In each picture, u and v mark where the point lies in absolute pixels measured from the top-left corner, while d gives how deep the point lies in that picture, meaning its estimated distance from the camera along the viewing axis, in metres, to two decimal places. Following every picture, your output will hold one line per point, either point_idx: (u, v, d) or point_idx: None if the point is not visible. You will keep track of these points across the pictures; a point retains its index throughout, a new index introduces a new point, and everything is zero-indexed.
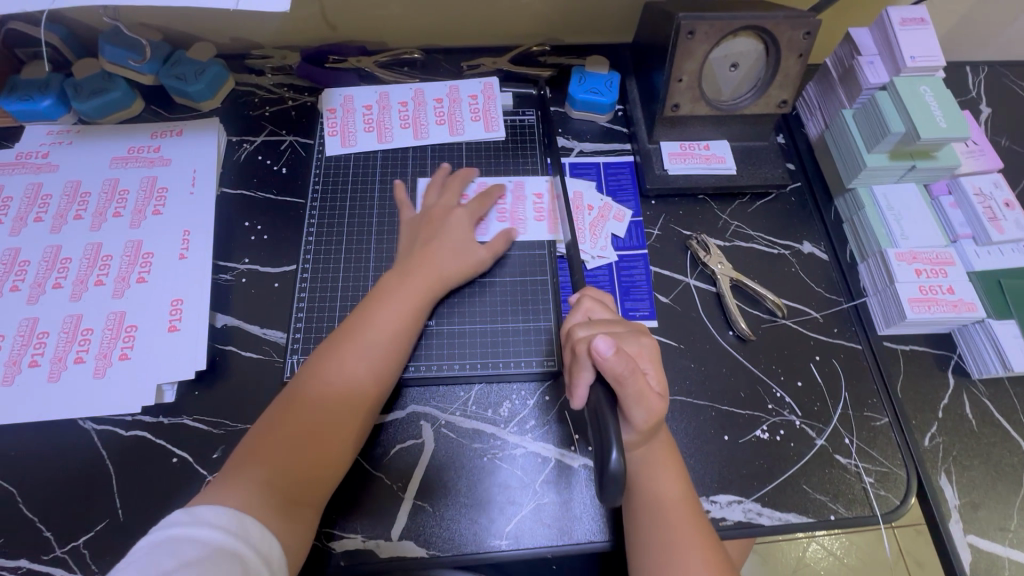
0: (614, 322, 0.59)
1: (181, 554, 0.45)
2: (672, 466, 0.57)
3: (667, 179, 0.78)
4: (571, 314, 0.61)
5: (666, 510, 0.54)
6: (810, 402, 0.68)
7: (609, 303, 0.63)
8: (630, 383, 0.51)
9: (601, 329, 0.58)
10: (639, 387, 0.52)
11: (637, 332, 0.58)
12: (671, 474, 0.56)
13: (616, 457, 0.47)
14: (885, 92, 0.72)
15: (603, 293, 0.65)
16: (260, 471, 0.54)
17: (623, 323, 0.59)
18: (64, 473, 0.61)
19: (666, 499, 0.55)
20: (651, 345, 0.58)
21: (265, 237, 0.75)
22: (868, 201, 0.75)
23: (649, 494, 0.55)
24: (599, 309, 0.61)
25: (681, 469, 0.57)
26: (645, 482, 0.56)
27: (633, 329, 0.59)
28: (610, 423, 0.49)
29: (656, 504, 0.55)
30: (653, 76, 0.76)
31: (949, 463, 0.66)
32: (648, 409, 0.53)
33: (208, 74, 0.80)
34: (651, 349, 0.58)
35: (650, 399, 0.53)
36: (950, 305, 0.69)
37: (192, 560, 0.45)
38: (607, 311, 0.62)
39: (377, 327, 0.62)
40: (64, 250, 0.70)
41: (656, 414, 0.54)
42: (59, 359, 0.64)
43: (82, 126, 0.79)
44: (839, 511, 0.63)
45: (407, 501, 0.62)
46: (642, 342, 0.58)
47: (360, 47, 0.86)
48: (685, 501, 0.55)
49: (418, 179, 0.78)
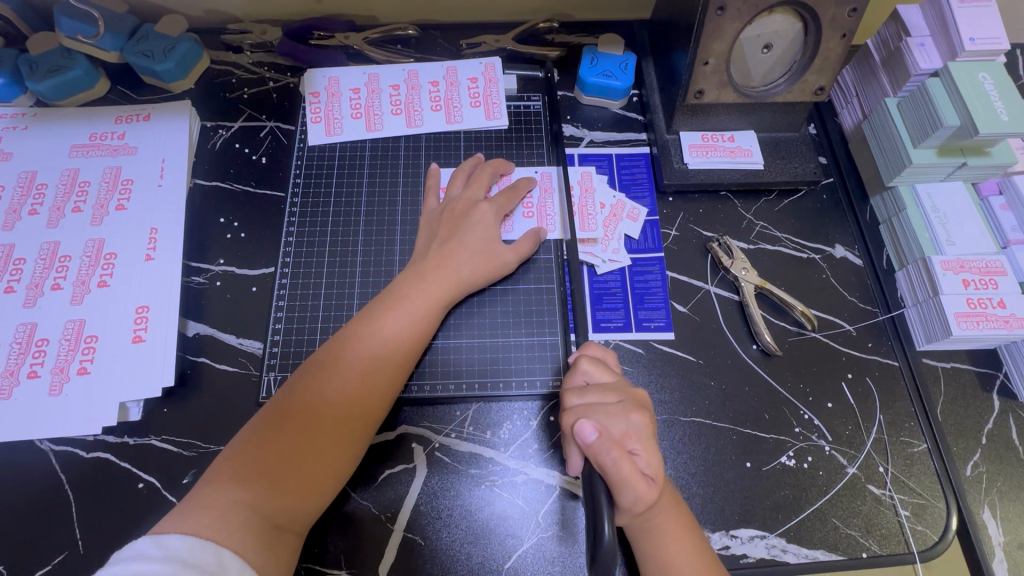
0: (610, 391, 0.54)
1: None
2: (688, 541, 0.51)
3: (686, 174, 0.71)
4: (569, 377, 0.56)
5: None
6: (841, 426, 0.62)
7: (611, 364, 0.57)
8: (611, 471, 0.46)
9: (595, 401, 0.53)
10: (622, 473, 0.47)
11: (629, 406, 0.53)
12: (681, 547, 0.50)
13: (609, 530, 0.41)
14: (938, 79, 0.64)
15: (606, 349, 0.59)
16: (242, 491, 0.48)
17: (617, 392, 0.54)
18: (18, 502, 0.55)
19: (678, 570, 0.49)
20: (641, 423, 0.52)
21: (242, 235, 0.68)
22: (910, 201, 0.67)
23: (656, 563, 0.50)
24: (599, 373, 0.55)
25: (689, 528, 0.52)
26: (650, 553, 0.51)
27: (628, 404, 0.53)
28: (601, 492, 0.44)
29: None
30: (674, 58, 0.68)
31: (993, 495, 0.60)
32: (635, 493, 0.47)
33: (179, 51, 0.72)
34: (643, 427, 0.51)
35: (635, 484, 0.47)
36: (1002, 320, 0.62)
37: None
38: (608, 373, 0.56)
39: (385, 335, 0.56)
40: (17, 249, 0.63)
41: (645, 501, 0.47)
42: (10, 374, 0.58)
43: (40, 109, 0.71)
44: (872, 548, 0.57)
45: (396, 534, 0.56)
46: (631, 419, 0.52)
47: (348, 22, 0.77)
48: (701, 565, 0.50)
49: (443, 168, 0.71)
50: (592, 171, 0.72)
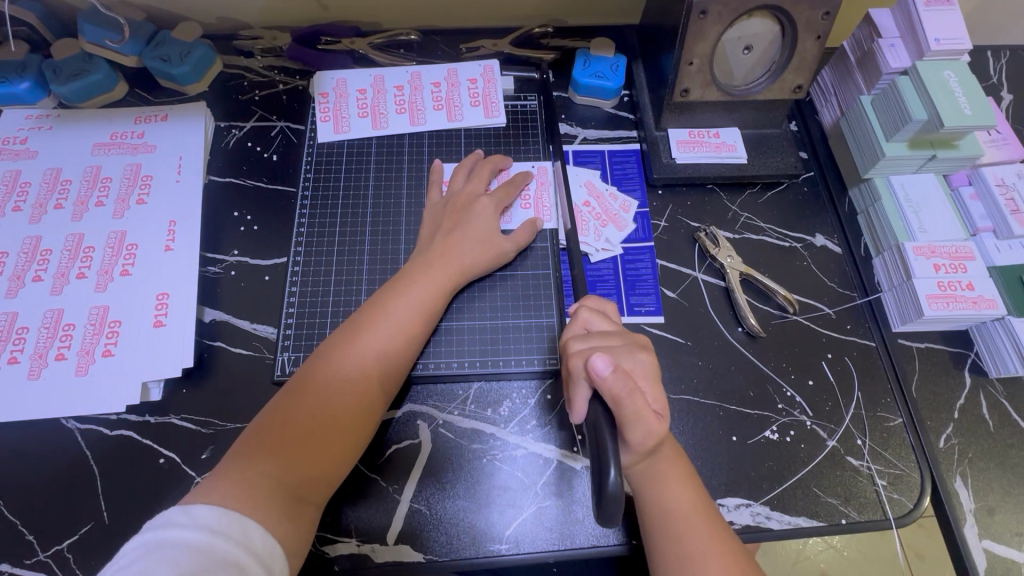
0: (611, 335, 0.57)
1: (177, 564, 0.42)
2: (681, 476, 0.55)
3: (674, 169, 0.75)
4: (570, 326, 0.60)
5: (676, 522, 0.52)
6: (821, 402, 0.65)
7: (611, 314, 0.61)
8: (628, 404, 0.50)
9: (599, 343, 0.56)
10: (636, 407, 0.50)
11: (633, 347, 0.56)
12: (676, 484, 0.54)
13: (615, 476, 0.45)
14: (907, 77, 0.69)
15: (605, 302, 0.62)
16: (266, 463, 0.51)
17: (620, 335, 0.57)
18: (47, 476, 0.59)
19: (676, 511, 0.53)
20: (647, 362, 0.55)
21: (255, 227, 0.72)
22: (884, 192, 0.72)
23: (656, 504, 0.53)
24: (599, 320, 0.59)
25: (689, 475, 0.55)
26: (649, 494, 0.54)
27: (631, 344, 0.57)
28: (607, 439, 0.48)
29: (665, 517, 0.53)
30: (662, 60, 0.73)
31: (964, 466, 0.64)
32: (646, 427, 0.51)
33: (194, 55, 0.76)
34: (648, 365, 0.55)
35: (646, 420, 0.51)
36: (970, 302, 0.66)
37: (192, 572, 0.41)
38: (607, 322, 0.59)
39: (395, 319, 0.60)
40: (44, 241, 0.67)
41: (655, 435, 0.51)
42: (39, 357, 0.61)
43: (62, 111, 0.75)
44: (851, 515, 0.61)
45: (403, 505, 0.59)
46: (637, 357, 0.55)
47: (354, 28, 0.82)
48: (699, 509, 0.53)
49: (446, 163, 0.75)
50: (595, 179, 0.76)
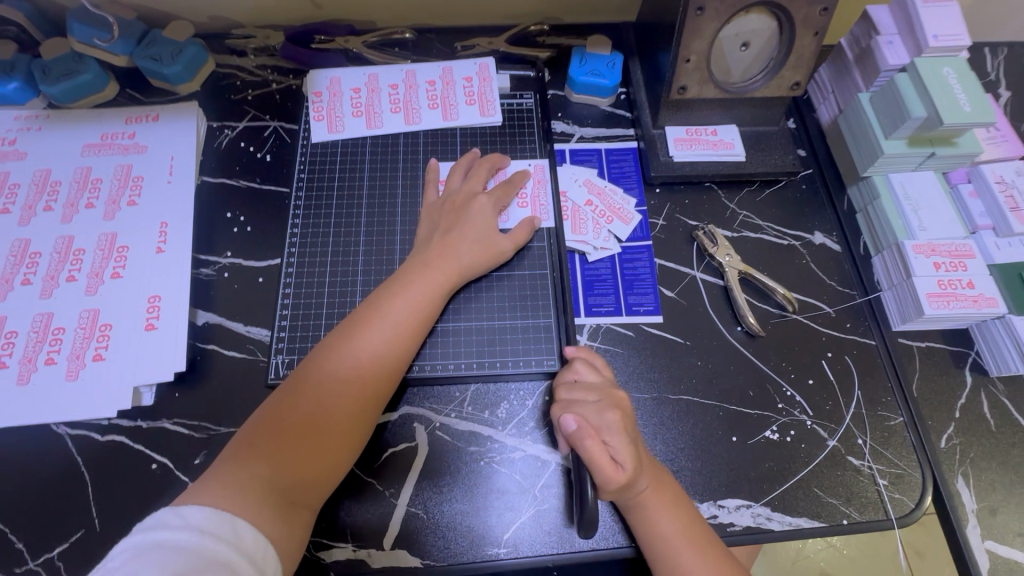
0: (592, 390, 0.58)
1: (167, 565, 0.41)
2: (671, 500, 0.55)
3: (672, 167, 0.74)
4: (559, 376, 0.61)
5: (666, 548, 0.54)
6: (822, 401, 0.65)
7: (600, 366, 0.61)
8: (582, 450, 0.53)
9: (580, 397, 0.58)
10: (593, 457, 0.53)
11: (606, 403, 0.57)
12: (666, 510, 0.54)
13: (579, 507, 0.49)
14: (906, 74, 0.68)
15: (594, 353, 0.62)
16: (260, 467, 0.50)
17: (598, 391, 0.58)
18: (37, 482, 0.58)
19: (667, 538, 0.54)
20: (617, 418, 0.56)
21: (248, 228, 0.71)
22: (883, 190, 0.71)
23: (646, 535, 0.54)
24: (587, 373, 0.60)
25: (674, 500, 0.55)
26: (640, 526, 0.55)
27: (606, 401, 0.57)
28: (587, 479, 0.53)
29: (655, 545, 0.54)
30: (659, 57, 0.72)
31: (966, 465, 0.63)
32: (604, 475, 0.52)
33: (186, 54, 0.76)
34: (616, 423, 0.55)
35: (603, 468, 0.53)
36: (970, 300, 0.65)
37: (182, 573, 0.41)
38: (595, 374, 0.60)
39: (392, 320, 0.59)
40: (33, 243, 0.65)
41: (614, 484, 0.52)
42: (28, 361, 0.60)
43: (52, 111, 0.74)
44: (852, 516, 0.60)
45: (400, 509, 0.59)
46: (606, 415, 0.56)
47: (348, 26, 0.81)
48: (688, 534, 0.54)
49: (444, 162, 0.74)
50: (594, 176, 0.75)
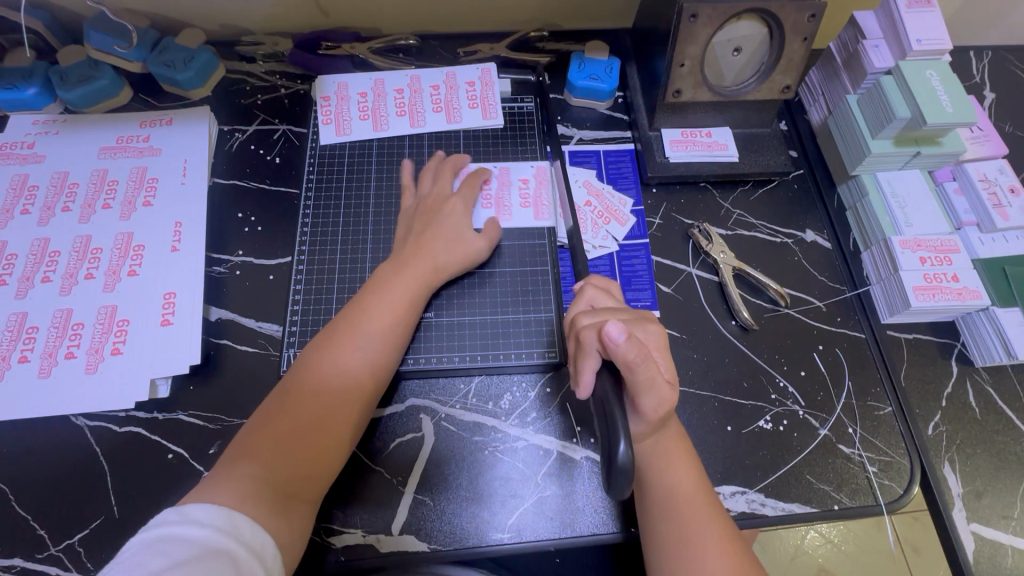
0: (620, 309, 0.59)
1: (172, 555, 0.43)
2: (683, 457, 0.56)
3: (668, 167, 0.77)
4: (575, 304, 0.61)
5: (679, 502, 0.53)
6: (813, 392, 0.67)
7: (615, 292, 0.63)
8: (641, 370, 0.50)
9: (606, 317, 0.57)
10: (650, 375, 0.51)
11: (642, 319, 0.58)
12: (680, 465, 0.55)
13: (624, 447, 0.46)
14: (892, 77, 0.71)
15: (609, 281, 0.64)
16: (257, 467, 0.52)
17: (630, 310, 0.59)
18: (57, 471, 0.60)
19: (680, 492, 0.54)
20: (658, 333, 0.57)
21: (259, 228, 0.73)
22: (871, 188, 0.74)
23: (663, 487, 0.54)
24: (604, 299, 0.61)
25: (693, 461, 0.57)
26: (657, 475, 0.55)
27: (640, 317, 0.58)
28: (617, 413, 0.49)
29: (670, 498, 0.54)
30: (654, 62, 0.75)
31: (953, 452, 0.66)
32: (658, 397, 0.52)
33: (198, 61, 0.78)
34: (658, 336, 0.57)
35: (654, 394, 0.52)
36: (955, 293, 0.68)
37: (185, 561, 0.43)
38: (611, 300, 0.61)
39: (371, 319, 0.61)
40: (52, 243, 0.68)
41: (667, 403, 0.53)
42: (49, 355, 0.63)
43: (68, 116, 0.76)
44: (843, 501, 0.62)
45: (407, 496, 0.61)
46: (648, 329, 0.57)
47: (354, 33, 0.84)
48: (701, 492, 0.55)
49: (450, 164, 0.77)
50: (593, 178, 0.78)
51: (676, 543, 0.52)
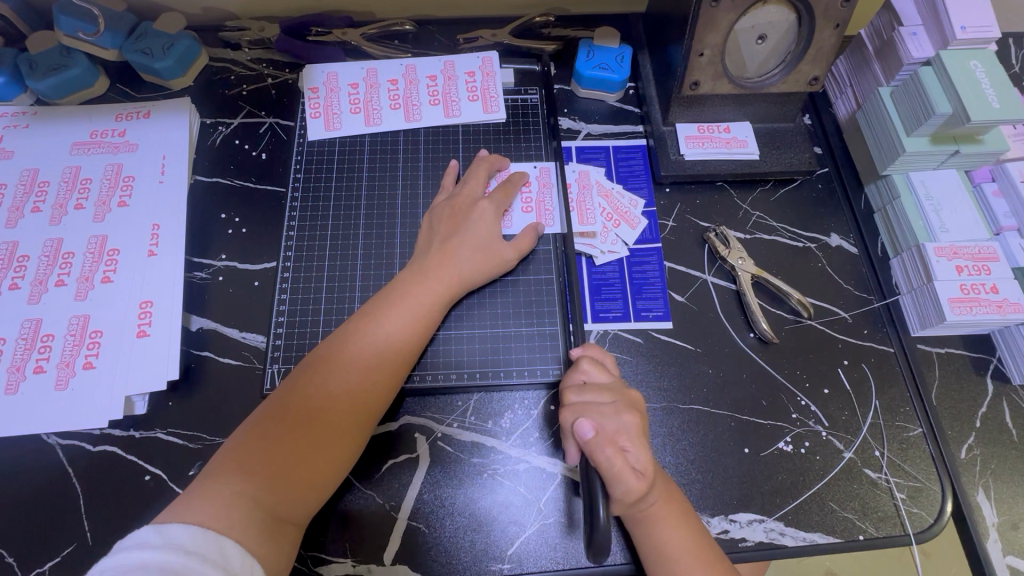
0: (603, 391, 0.55)
1: None
2: (676, 516, 0.52)
3: (683, 165, 0.71)
4: (569, 375, 0.57)
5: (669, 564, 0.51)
6: (837, 411, 0.63)
7: (609, 366, 0.58)
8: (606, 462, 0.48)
9: (589, 398, 0.54)
10: (613, 467, 0.49)
11: (621, 406, 0.54)
12: (672, 527, 0.52)
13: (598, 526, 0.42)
14: (930, 67, 0.65)
15: (604, 352, 0.60)
16: (244, 482, 0.48)
17: (611, 392, 0.55)
18: (26, 494, 0.56)
19: (669, 553, 0.51)
20: (633, 423, 0.53)
21: (243, 230, 0.68)
22: (903, 189, 0.68)
23: (649, 547, 0.52)
24: (596, 373, 0.57)
25: (684, 513, 0.53)
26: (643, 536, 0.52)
27: (621, 403, 0.54)
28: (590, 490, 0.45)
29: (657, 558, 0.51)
30: (669, 51, 0.69)
31: (987, 477, 0.61)
32: (624, 486, 0.49)
33: (177, 48, 0.73)
34: (634, 427, 0.52)
35: (624, 478, 0.49)
36: (994, 306, 0.63)
37: None
38: (605, 374, 0.57)
39: (387, 330, 0.57)
40: (21, 247, 0.63)
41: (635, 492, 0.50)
42: (16, 370, 0.58)
43: (40, 108, 0.71)
44: (868, 531, 0.58)
45: (401, 522, 0.57)
46: (623, 418, 0.53)
47: (346, 18, 0.77)
48: (694, 549, 0.51)
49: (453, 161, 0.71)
50: (603, 177, 0.72)
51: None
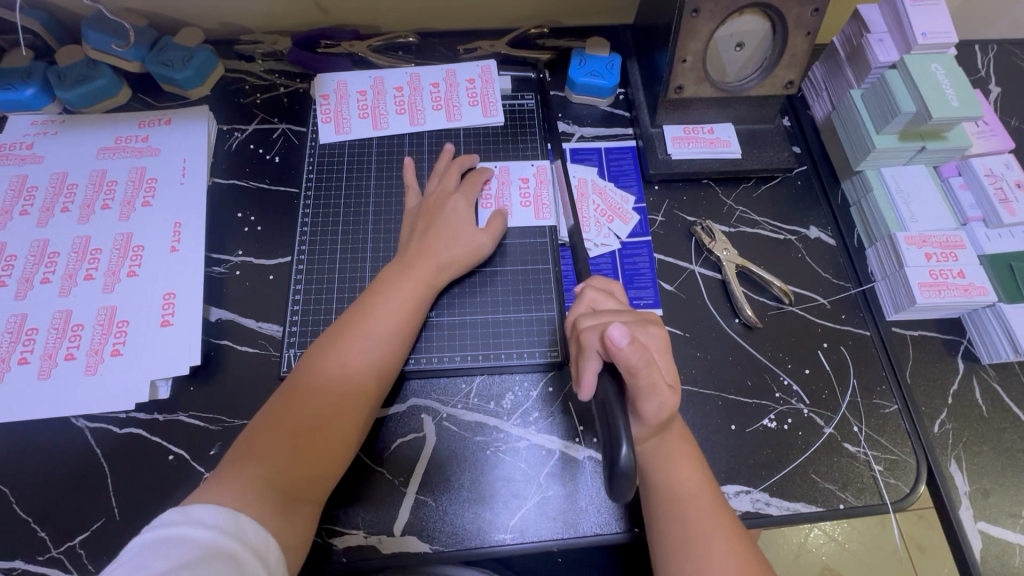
0: (621, 312, 0.58)
1: (176, 556, 0.42)
2: (687, 457, 0.56)
3: (670, 164, 0.76)
4: (576, 306, 0.60)
5: (683, 503, 0.53)
6: (818, 390, 0.67)
7: (616, 294, 0.62)
8: (643, 375, 0.50)
9: (608, 318, 0.56)
10: (651, 379, 0.51)
11: (644, 321, 0.57)
12: (684, 465, 0.55)
13: (626, 452, 0.45)
14: (896, 71, 0.70)
15: (611, 282, 0.63)
16: (261, 466, 0.52)
17: (631, 313, 0.58)
18: (57, 473, 0.60)
19: (684, 491, 0.54)
20: (659, 335, 0.56)
21: (258, 228, 0.73)
22: (876, 183, 0.73)
23: (664, 484, 0.54)
24: (605, 300, 0.60)
25: (696, 460, 0.56)
26: (662, 474, 0.55)
27: (642, 319, 0.57)
28: (618, 417, 0.48)
29: (672, 495, 0.54)
30: (656, 58, 0.74)
31: (959, 450, 0.65)
32: (659, 401, 0.52)
33: (196, 60, 0.78)
34: (660, 338, 0.56)
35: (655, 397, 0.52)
36: (962, 289, 0.67)
37: (188, 562, 0.42)
38: (612, 301, 0.60)
39: (376, 320, 0.61)
40: (52, 244, 0.68)
41: (669, 408, 0.52)
42: (48, 357, 0.62)
43: (67, 116, 0.76)
44: (848, 500, 0.62)
45: (409, 497, 0.60)
46: (650, 331, 0.56)
47: (354, 31, 0.83)
48: (705, 491, 0.54)
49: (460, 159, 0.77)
50: (597, 176, 0.77)
51: (682, 548, 0.51)
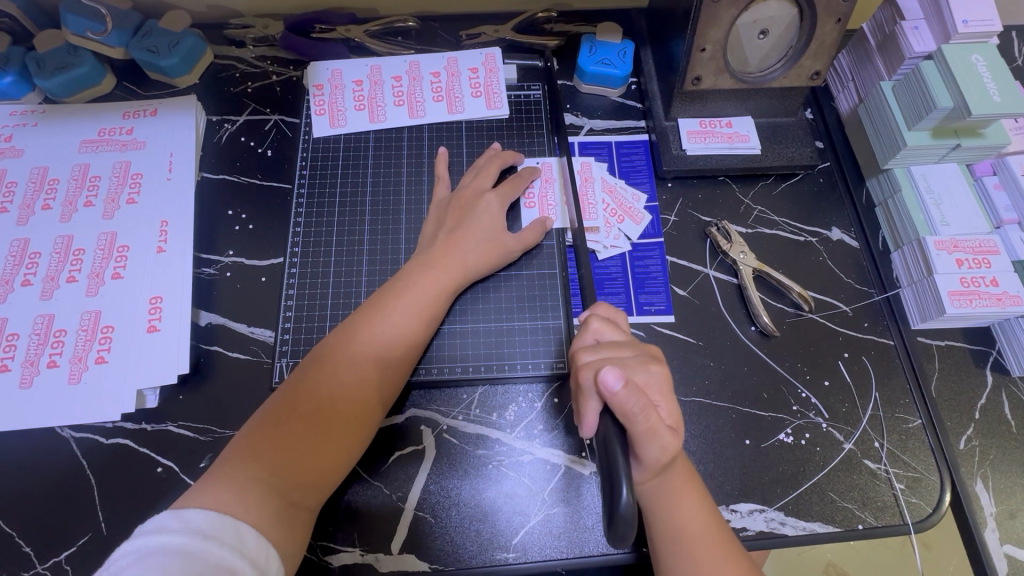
0: (622, 347, 0.55)
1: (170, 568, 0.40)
2: (691, 496, 0.53)
3: (685, 160, 0.72)
4: (580, 336, 0.56)
5: (692, 546, 0.50)
6: (838, 402, 0.63)
7: (620, 324, 0.58)
8: (640, 420, 0.47)
9: (607, 355, 0.54)
10: (650, 423, 0.48)
11: (646, 359, 0.54)
12: (688, 503, 0.52)
13: (626, 496, 0.42)
14: (932, 61, 0.65)
15: (616, 311, 0.59)
16: (259, 468, 0.49)
17: (631, 347, 0.55)
18: (41, 485, 0.57)
19: (691, 534, 0.51)
20: (660, 375, 0.53)
21: (250, 227, 0.69)
22: (904, 182, 0.69)
23: (673, 525, 0.51)
24: (609, 331, 0.56)
25: (702, 499, 0.53)
26: (670, 512, 0.52)
27: (643, 356, 0.54)
28: (618, 456, 0.45)
29: (682, 541, 0.51)
30: (672, 46, 0.69)
31: (985, 467, 0.62)
32: (658, 446, 0.49)
33: (183, 46, 0.73)
34: (661, 379, 0.53)
35: (652, 446, 0.49)
36: (994, 298, 0.63)
37: None
38: (616, 331, 0.57)
39: (395, 323, 0.58)
40: (32, 243, 0.64)
41: (670, 451, 0.50)
42: (30, 364, 0.60)
43: (48, 106, 0.72)
44: (867, 520, 0.59)
45: (407, 513, 0.58)
46: (650, 370, 0.53)
47: (350, 15, 0.78)
48: (714, 532, 0.51)
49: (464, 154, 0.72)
50: (608, 173, 0.73)
51: None
